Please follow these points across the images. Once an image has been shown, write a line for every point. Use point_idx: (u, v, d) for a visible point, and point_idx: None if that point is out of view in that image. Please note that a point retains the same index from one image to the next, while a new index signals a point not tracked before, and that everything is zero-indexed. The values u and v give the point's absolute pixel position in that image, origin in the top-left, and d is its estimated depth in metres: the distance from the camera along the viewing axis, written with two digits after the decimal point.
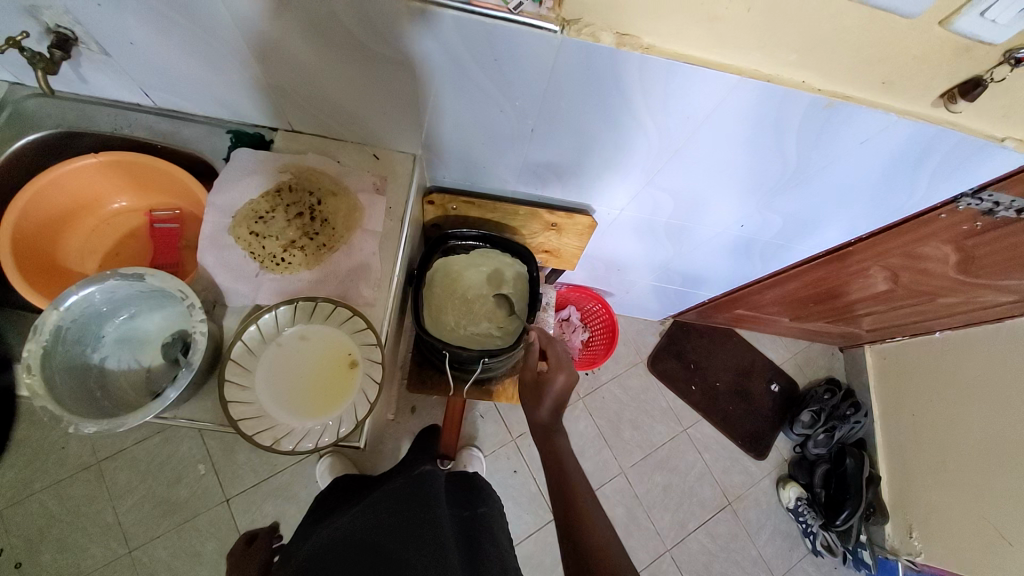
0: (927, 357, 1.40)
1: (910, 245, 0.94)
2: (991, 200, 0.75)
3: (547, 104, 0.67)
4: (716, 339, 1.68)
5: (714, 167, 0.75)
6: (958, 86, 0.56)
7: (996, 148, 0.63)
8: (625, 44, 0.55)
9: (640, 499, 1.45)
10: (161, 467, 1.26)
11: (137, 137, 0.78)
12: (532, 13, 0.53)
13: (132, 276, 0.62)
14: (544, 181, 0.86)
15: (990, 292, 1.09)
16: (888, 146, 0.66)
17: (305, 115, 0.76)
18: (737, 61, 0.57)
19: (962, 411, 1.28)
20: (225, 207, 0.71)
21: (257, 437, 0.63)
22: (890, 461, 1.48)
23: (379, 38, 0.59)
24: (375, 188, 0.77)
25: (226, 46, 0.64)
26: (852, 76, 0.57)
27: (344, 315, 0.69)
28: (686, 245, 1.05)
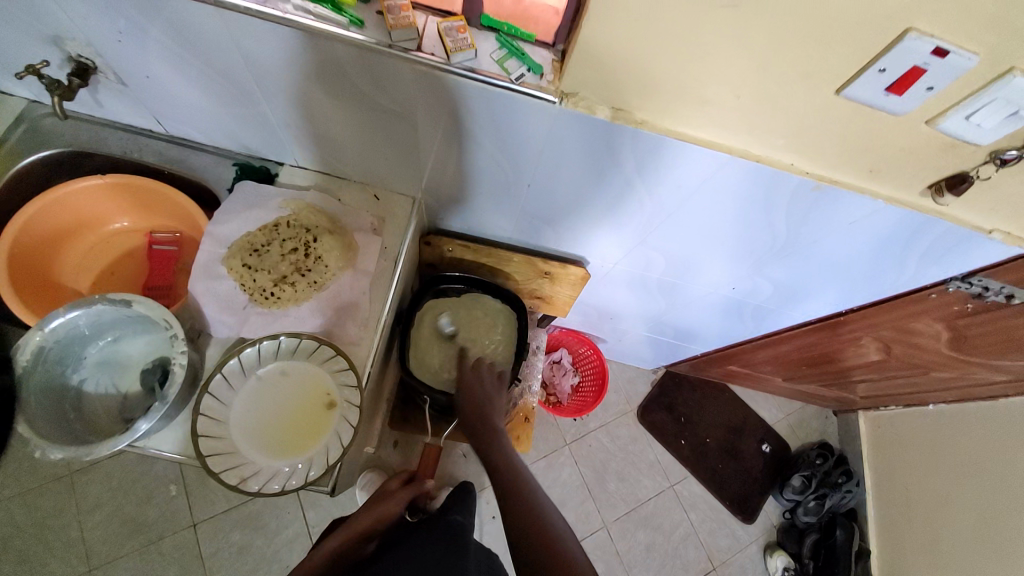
0: (920, 429, 1.37)
1: (901, 320, 0.94)
2: (981, 285, 0.76)
3: (543, 164, 0.69)
4: (708, 394, 1.65)
5: (705, 233, 0.76)
6: (945, 180, 0.57)
7: (983, 239, 0.64)
8: (619, 117, 0.57)
9: (621, 556, 1.40)
10: (132, 484, 1.23)
11: (145, 162, 0.81)
12: (533, 84, 0.56)
13: (119, 303, 0.62)
14: (540, 232, 0.88)
15: (985, 371, 1.08)
16: (876, 228, 0.67)
17: (311, 153, 0.79)
18: (726, 141, 0.59)
19: (953, 489, 1.25)
20: (222, 238, 0.72)
21: (223, 475, 0.62)
22: (882, 535, 1.43)
23: (384, 92, 0.61)
24: (372, 229, 0.79)
25: (237, 86, 0.67)
26: (839, 162, 0.58)
27: (326, 353, 0.68)
28: (677, 301, 1.05)
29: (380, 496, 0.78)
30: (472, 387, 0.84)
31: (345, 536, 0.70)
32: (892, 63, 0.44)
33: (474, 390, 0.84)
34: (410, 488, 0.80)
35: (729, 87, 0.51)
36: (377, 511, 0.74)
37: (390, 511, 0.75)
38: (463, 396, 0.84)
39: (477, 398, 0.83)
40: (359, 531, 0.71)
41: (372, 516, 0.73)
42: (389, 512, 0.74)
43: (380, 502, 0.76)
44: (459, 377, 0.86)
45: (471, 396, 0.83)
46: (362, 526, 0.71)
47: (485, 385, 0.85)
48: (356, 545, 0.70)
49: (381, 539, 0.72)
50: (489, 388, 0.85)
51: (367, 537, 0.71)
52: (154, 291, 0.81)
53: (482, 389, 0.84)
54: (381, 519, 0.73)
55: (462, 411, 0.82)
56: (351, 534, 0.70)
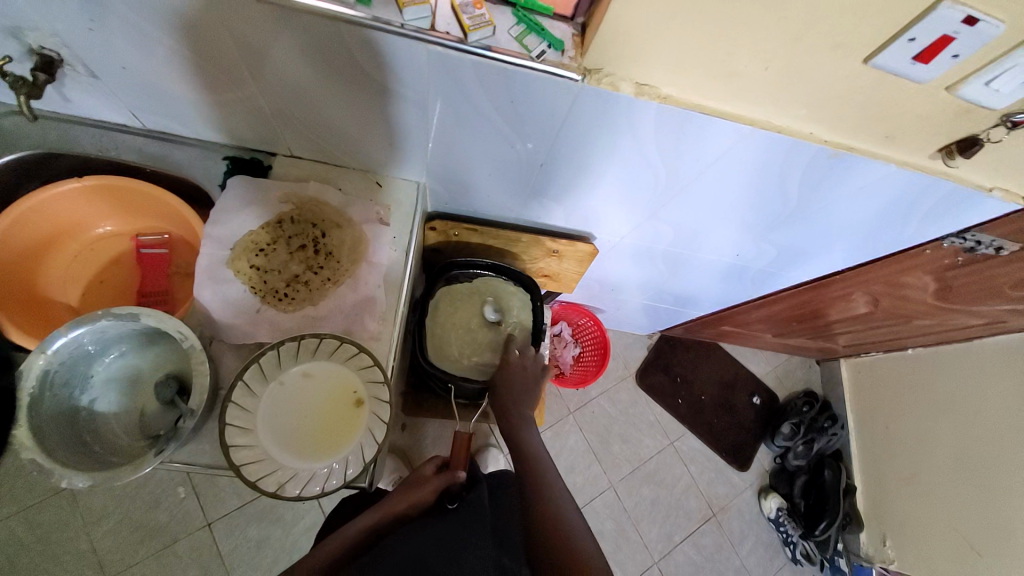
0: (899, 372, 1.47)
1: (893, 276, 0.99)
2: (973, 240, 0.80)
3: (558, 143, 0.67)
4: (701, 353, 1.71)
5: (716, 204, 0.77)
6: (956, 143, 0.59)
7: (984, 198, 0.67)
8: (643, 93, 0.55)
9: (629, 512, 1.47)
10: (139, 491, 1.21)
11: (124, 160, 0.76)
12: (554, 61, 0.53)
13: (126, 316, 0.60)
14: (547, 210, 0.86)
15: (964, 316, 1.15)
16: (884, 191, 0.69)
17: (306, 141, 0.74)
18: (749, 113, 0.58)
19: (934, 427, 1.35)
20: (223, 238, 0.68)
21: (260, 483, 0.60)
22: (864, 471, 1.55)
23: (391, 75, 0.58)
24: (380, 219, 0.75)
25: (226, 74, 0.62)
26: (857, 130, 0.59)
27: (350, 351, 0.67)
28: (680, 269, 1.07)
29: (412, 482, 0.76)
30: (507, 374, 0.86)
31: (379, 517, 0.69)
32: (924, 32, 0.44)
33: (513, 375, 0.85)
34: (442, 477, 0.77)
35: (757, 59, 0.50)
36: (413, 497, 0.73)
37: (421, 497, 0.73)
38: (501, 378, 0.85)
39: (513, 386, 0.84)
40: (397, 513, 0.71)
41: (408, 500, 0.72)
42: (421, 499, 0.73)
43: (413, 487, 0.74)
44: (504, 359, 0.88)
45: (508, 384, 0.84)
46: (396, 510, 0.71)
47: (522, 375, 0.85)
48: (391, 525, 0.70)
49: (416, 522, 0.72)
50: (525, 380, 0.85)
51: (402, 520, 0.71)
52: (150, 297, 0.77)
53: (516, 382, 0.85)
54: (413, 505, 0.72)
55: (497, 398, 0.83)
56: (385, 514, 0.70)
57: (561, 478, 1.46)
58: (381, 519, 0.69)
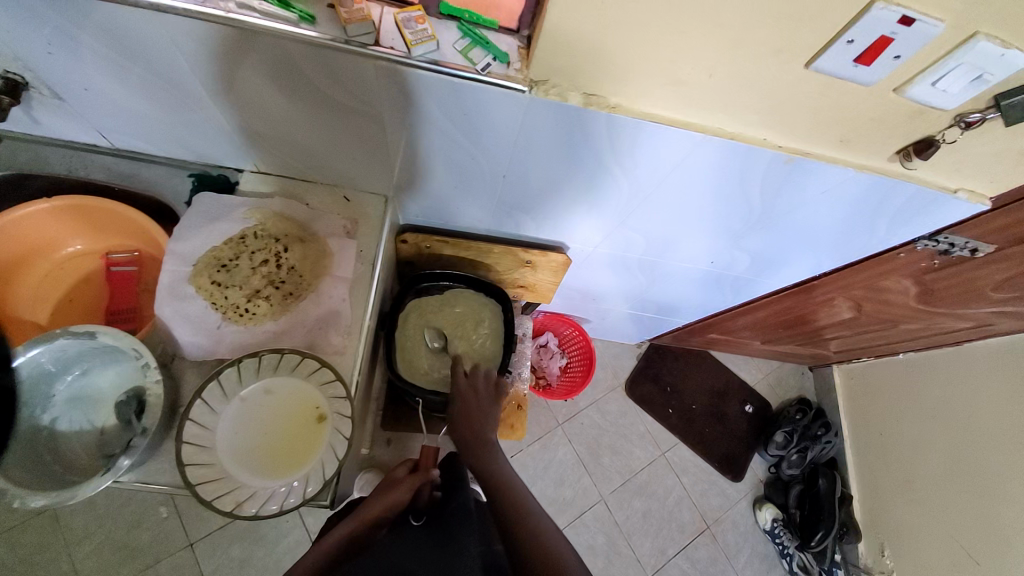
0: (891, 378, 1.45)
1: (873, 280, 0.98)
2: (947, 242, 0.79)
3: (517, 154, 0.67)
4: (691, 362, 1.70)
5: (683, 211, 0.76)
6: (913, 145, 0.59)
7: (950, 198, 0.67)
8: (592, 103, 0.56)
9: (620, 526, 1.44)
10: (119, 512, 1.20)
11: (93, 179, 0.77)
12: (500, 74, 0.54)
13: (83, 334, 0.61)
14: (517, 221, 0.86)
15: (950, 320, 1.14)
16: (849, 195, 0.68)
17: (271, 158, 0.75)
18: (700, 120, 0.58)
19: (927, 433, 1.33)
20: (185, 255, 0.68)
21: (217, 501, 0.59)
22: (860, 479, 1.52)
23: (342, 90, 0.58)
24: (346, 232, 0.76)
25: (185, 93, 0.63)
26: (811, 134, 0.59)
27: (312, 366, 0.66)
28: (658, 277, 1.06)
29: (387, 486, 0.74)
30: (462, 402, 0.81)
31: (355, 524, 0.66)
32: (861, 35, 0.44)
33: (467, 401, 0.81)
34: (417, 477, 0.76)
35: (701, 66, 0.50)
36: (388, 500, 0.70)
37: (397, 499, 0.71)
38: (456, 409, 0.81)
39: (470, 410, 0.80)
40: (372, 518, 0.68)
41: (385, 503, 0.70)
42: (397, 500, 0.71)
43: (388, 490, 0.72)
44: (451, 385, 0.84)
45: (465, 411, 0.80)
46: (373, 514, 0.68)
47: (478, 398, 0.82)
48: (367, 532, 0.66)
49: (391, 527, 0.69)
50: (480, 402, 0.81)
51: (377, 524, 0.68)
52: (119, 315, 0.77)
53: (475, 404, 0.81)
54: (391, 507, 0.70)
55: (455, 428, 0.79)
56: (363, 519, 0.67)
57: (549, 491, 1.44)
58: (357, 526, 0.66)
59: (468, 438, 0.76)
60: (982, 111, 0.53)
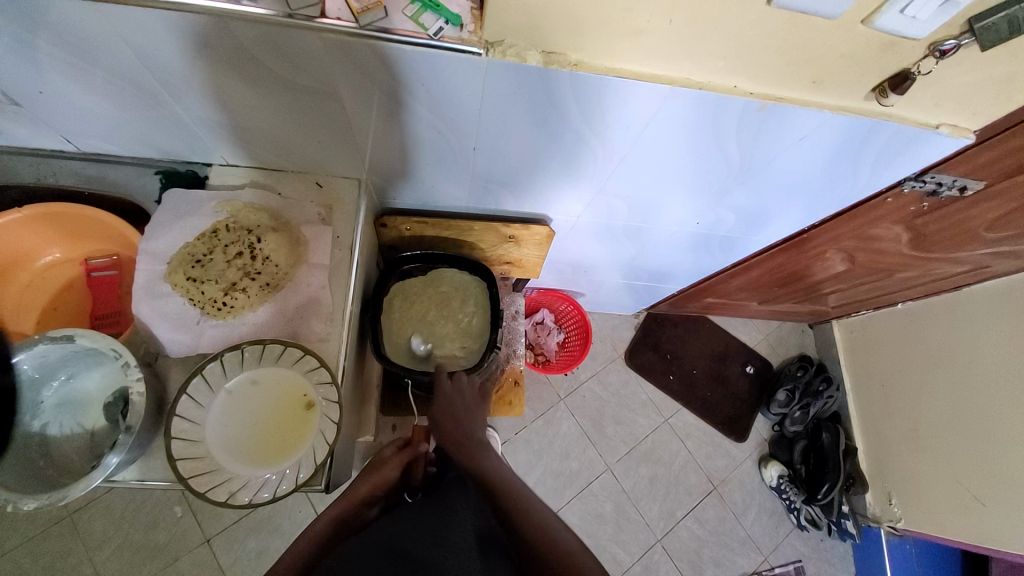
0: (891, 328, 1.44)
1: (863, 228, 0.96)
2: (934, 181, 0.78)
3: (483, 123, 0.65)
4: (690, 327, 1.69)
5: (662, 170, 0.74)
6: (889, 80, 0.57)
7: (932, 135, 0.65)
8: (552, 61, 0.54)
9: (628, 493, 1.46)
10: (135, 513, 1.22)
11: (62, 185, 0.76)
12: (454, 37, 0.52)
13: (61, 338, 0.62)
14: (494, 195, 0.85)
15: (946, 264, 1.12)
16: (827, 139, 0.66)
17: (238, 149, 0.73)
18: (666, 72, 0.56)
19: (929, 381, 1.32)
20: (160, 254, 0.68)
21: (211, 493, 0.60)
22: (864, 431, 1.52)
23: (295, 69, 0.57)
24: (320, 219, 0.76)
25: (139, 88, 0.61)
26: (781, 78, 0.57)
27: (296, 354, 0.66)
28: (646, 243, 1.04)
29: (376, 461, 0.74)
30: (446, 401, 0.79)
31: (342, 506, 0.67)
32: None
33: (452, 400, 0.80)
34: (406, 453, 0.76)
35: (660, 12, 0.49)
36: (376, 479, 0.72)
37: (388, 476, 0.73)
38: (439, 405, 0.79)
39: (454, 409, 0.78)
40: (359, 498, 0.69)
41: (372, 483, 0.71)
42: (387, 478, 0.72)
43: (378, 468, 0.73)
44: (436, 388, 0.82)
45: (450, 408, 0.78)
46: (361, 494, 0.70)
47: (463, 397, 0.81)
48: (355, 512, 0.68)
49: (382, 504, 0.71)
50: (468, 399, 0.82)
51: (367, 503, 0.69)
52: (103, 320, 0.77)
53: (459, 403, 0.80)
54: (378, 486, 0.71)
55: (436, 419, 0.77)
56: (353, 500, 0.68)
57: (555, 465, 1.46)
58: (343, 508, 0.67)
59: (456, 432, 0.73)
60: (957, 37, 0.51)
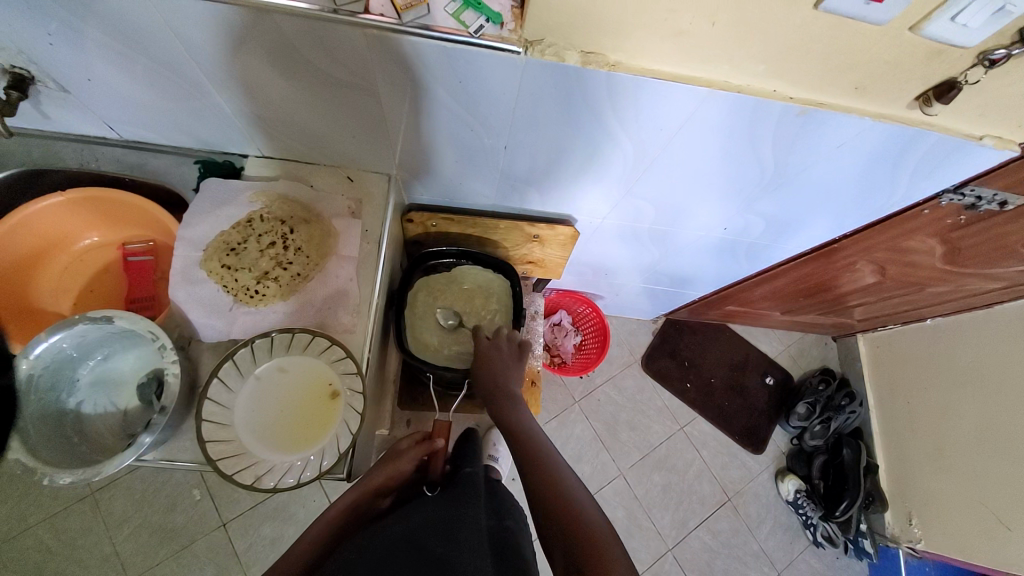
0: (919, 344, 1.40)
1: (896, 241, 0.94)
2: (973, 195, 0.76)
3: (516, 122, 0.65)
4: (709, 335, 1.67)
5: (692, 174, 0.74)
6: (933, 89, 0.56)
7: (975, 147, 0.63)
8: (590, 61, 0.54)
9: (640, 500, 1.45)
10: (156, 494, 1.25)
11: (104, 171, 0.78)
12: (493, 36, 0.53)
13: (100, 319, 0.63)
14: (521, 193, 0.85)
15: (980, 281, 1.09)
16: (864, 148, 0.65)
17: (274, 141, 0.75)
18: (704, 74, 0.56)
19: (957, 399, 1.29)
20: (196, 240, 0.70)
21: (238, 476, 0.61)
22: (886, 448, 1.48)
23: (336, 64, 0.58)
24: (350, 212, 0.77)
25: (185, 78, 0.63)
26: (822, 83, 0.56)
27: (323, 344, 0.67)
28: (671, 247, 1.03)
29: (391, 453, 0.76)
30: (486, 357, 0.84)
31: (359, 493, 0.69)
32: None
33: (492, 359, 0.83)
34: (421, 447, 0.78)
35: (702, 14, 0.48)
36: (391, 470, 0.73)
37: (401, 469, 0.74)
38: (479, 364, 0.84)
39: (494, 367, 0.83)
40: (375, 488, 0.71)
41: (385, 474, 0.72)
42: (400, 471, 0.74)
43: (392, 460, 0.74)
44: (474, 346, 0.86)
45: (491, 365, 0.83)
46: (375, 483, 0.71)
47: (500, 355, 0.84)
48: (369, 502, 0.70)
49: (394, 496, 0.73)
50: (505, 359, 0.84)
51: (382, 493, 0.72)
52: (138, 303, 0.79)
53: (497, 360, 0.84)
54: (392, 478, 0.72)
55: (480, 382, 0.82)
56: (366, 490, 0.70)
57: None
58: (358, 496, 0.69)
59: (495, 398, 0.78)
60: (1007, 47, 0.49)
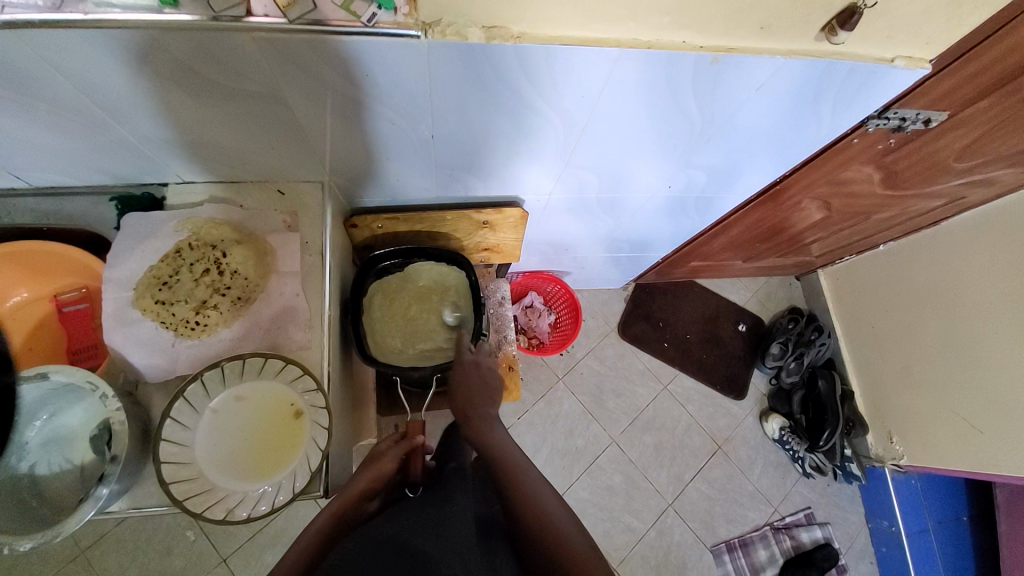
0: (875, 270, 1.45)
1: (834, 173, 0.96)
2: (898, 117, 0.77)
3: (436, 109, 0.64)
4: (679, 294, 1.69)
5: (625, 136, 0.73)
6: (836, 18, 0.56)
7: (889, 69, 0.64)
8: (495, 36, 0.53)
9: (635, 463, 1.48)
10: (149, 542, 1.22)
11: (18, 224, 0.74)
12: (389, 23, 0.51)
13: (35, 377, 0.61)
14: (462, 181, 0.84)
15: (921, 200, 1.13)
16: (784, 86, 0.66)
17: (193, 165, 0.72)
18: (612, 34, 0.55)
19: (916, 317, 1.34)
20: (126, 280, 0.67)
21: (208, 513, 0.60)
22: (859, 374, 1.53)
23: (234, 75, 0.55)
24: (287, 227, 0.75)
25: (78, 114, 0.59)
26: (729, 27, 0.56)
27: (278, 365, 0.66)
28: (623, 213, 1.04)
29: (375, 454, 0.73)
30: (462, 374, 0.81)
31: (339, 504, 0.65)
32: None
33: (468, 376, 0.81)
34: (401, 447, 0.75)
35: None
36: (373, 473, 0.70)
37: (386, 469, 0.71)
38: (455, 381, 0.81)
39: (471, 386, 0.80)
40: (356, 495, 0.67)
41: (367, 479, 0.69)
42: (384, 471, 0.71)
43: (376, 462, 0.71)
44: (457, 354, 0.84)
45: (465, 385, 0.80)
46: (357, 490, 0.67)
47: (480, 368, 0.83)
48: (354, 508, 0.66)
49: (381, 499, 0.70)
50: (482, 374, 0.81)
51: (367, 497, 0.68)
52: (83, 353, 0.75)
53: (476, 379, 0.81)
54: (373, 481, 0.69)
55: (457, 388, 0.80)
56: (349, 497, 0.66)
57: (561, 444, 1.47)
58: (341, 505, 0.65)
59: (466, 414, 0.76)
60: None
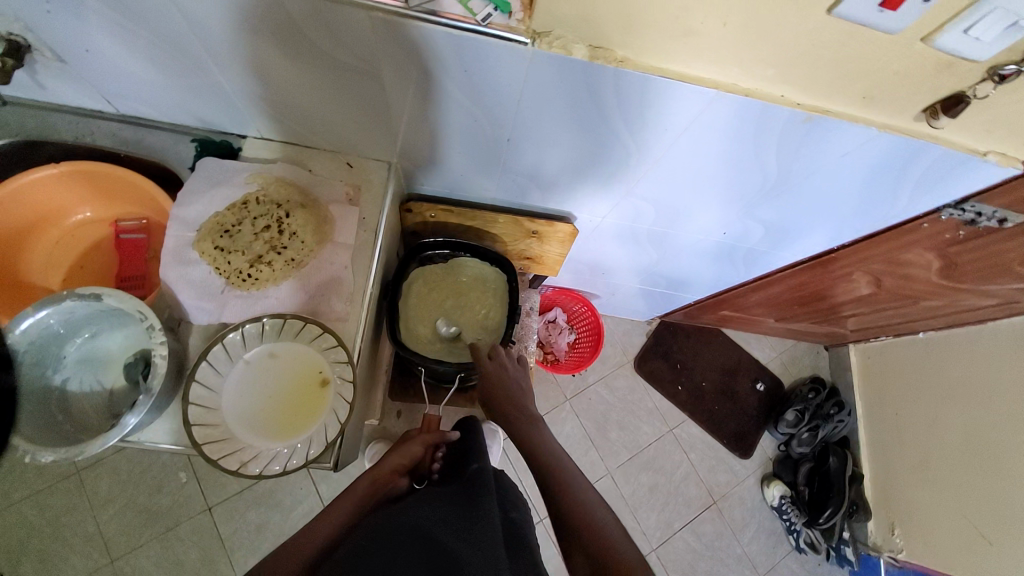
0: (909, 356, 1.40)
1: (894, 253, 0.94)
2: (974, 211, 0.75)
3: (520, 115, 0.64)
4: (703, 339, 1.67)
5: (695, 176, 0.73)
6: (941, 102, 0.55)
7: (978, 162, 0.63)
8: (597, 56, 0.53)
9: (626, 499, 1.45)
10: (142, 475, 1.24)
11: (99, 146, 0.77)
12: (502, 25, 0.52)
13: (88, 296, 0.62)
14: (522, 188, 0.84)
15: (975, 297, 1.10)
16: (870, 157, 0.65)
17: (274, 123, 0.74)
18: (713, 75, 0.55)
19: (945, 412, 1.29)
20: (192, 221, 0.69)
21: (222, 461, 0.61)
22: (873, 458, 1.49)
23: (340, 47, 0.57)
24: (348, 199, 0.76)
25: (185, 55, 0.61)
26: (830, 90, 0.56)
27: (314, 331, 0.67)
28: (668, 250, 1.03)
29: (401, 440, 0.80)
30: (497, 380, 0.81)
31: (371, 481, 0.71)
32: None
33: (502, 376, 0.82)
34: (433, 435, 0.82)
35: (714, 14, 0.48)
36: (398, 455, 0.76)
37: (410, 452, 0.77)
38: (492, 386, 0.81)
39: (509, 392, 0.80)
40: (386, 474, 0.73)
41: (394, 459, 0.75)
42: (411, 454, 0.77)
43: (400, 446, 0.78)
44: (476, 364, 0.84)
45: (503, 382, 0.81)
46: (384, 471, 0.73)
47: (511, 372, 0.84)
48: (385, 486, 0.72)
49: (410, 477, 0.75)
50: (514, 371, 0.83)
51: (398, 474, 0.74)
52: (129, 281, 0.77)
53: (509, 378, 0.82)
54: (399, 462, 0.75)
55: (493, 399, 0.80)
56: (380, 474, 0.72)
57: None
58: (371, 483, 0.71)
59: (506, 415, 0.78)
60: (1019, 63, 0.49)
